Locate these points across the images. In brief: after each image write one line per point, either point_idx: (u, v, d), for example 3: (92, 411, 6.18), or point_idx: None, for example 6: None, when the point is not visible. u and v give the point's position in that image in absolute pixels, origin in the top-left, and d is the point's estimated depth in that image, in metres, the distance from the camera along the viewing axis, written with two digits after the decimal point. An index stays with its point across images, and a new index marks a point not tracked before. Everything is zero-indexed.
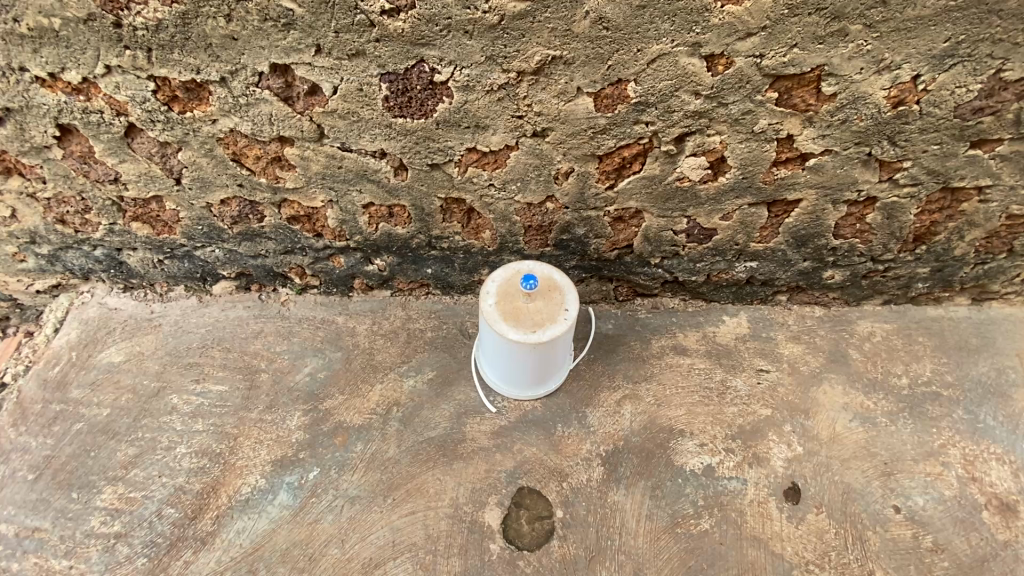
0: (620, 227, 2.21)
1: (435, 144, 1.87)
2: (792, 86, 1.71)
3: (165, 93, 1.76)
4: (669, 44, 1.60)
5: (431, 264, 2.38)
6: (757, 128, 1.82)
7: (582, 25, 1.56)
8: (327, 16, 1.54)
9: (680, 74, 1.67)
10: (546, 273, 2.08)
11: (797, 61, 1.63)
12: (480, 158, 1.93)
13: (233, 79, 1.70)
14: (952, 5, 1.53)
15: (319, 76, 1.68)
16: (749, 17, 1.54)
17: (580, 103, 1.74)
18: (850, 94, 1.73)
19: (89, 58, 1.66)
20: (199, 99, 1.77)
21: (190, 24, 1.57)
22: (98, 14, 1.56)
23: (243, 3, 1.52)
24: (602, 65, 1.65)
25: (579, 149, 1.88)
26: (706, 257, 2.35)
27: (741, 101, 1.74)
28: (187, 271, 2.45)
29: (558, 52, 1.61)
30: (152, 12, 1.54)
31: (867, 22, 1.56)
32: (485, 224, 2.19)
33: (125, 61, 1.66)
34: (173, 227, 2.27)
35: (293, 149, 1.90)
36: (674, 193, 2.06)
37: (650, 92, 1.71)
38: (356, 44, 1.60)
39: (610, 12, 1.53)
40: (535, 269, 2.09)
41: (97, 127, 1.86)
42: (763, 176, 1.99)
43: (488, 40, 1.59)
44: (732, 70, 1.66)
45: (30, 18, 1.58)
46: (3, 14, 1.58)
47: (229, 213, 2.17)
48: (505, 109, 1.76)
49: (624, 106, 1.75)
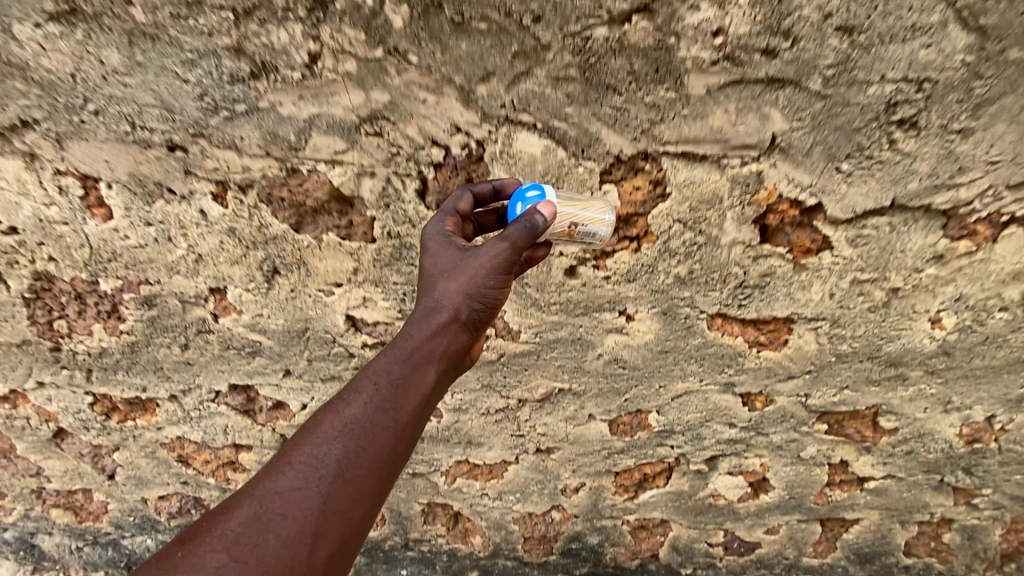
0: (642, 535, 1.74)
1: (419, 455, 1.52)
2: (843, 417, 1.39)
3: (103, 405, 1.42)
4: (698, 382, 1.29)
5: (405, 566, 1.84)
6: (804, 454, 1.48)
7: (595, 363, 1.25)
8: (299, 347, 1.23)
9: (712, 408, 1.35)
10: (587, 209, 0.90)
11: (849, 401, 1.32)
12: (471, 468, 1.57)
13: (184, 395, 1.37)
14: None
15: (286, 393, 1.33)
16: (791, 363, 1.24)
17: (592, 427, 1.41)
18: (914, 429, 1.40)
19: (18, 376, 1.33)
20: (143, 408, 1.44)
21: (138, 351, 1.27)
22: (34, 340, 1.25)
23: (202, 333, 1.23)
24: (617, 396, 1.32)
25: (591, 466, 1.51)
26: (750, 569, 1.79)
27: (784, 430, 1.41)
28: (110, 559, 1.85)
29: (566, 384, 1.30)
30: (97, 341, 1.25)
31: (929, 369, 1.26)
32: (474, 527, 1.74)
33: (60, 378, 1.34)
34: (100, 516, 1.77)
35: (250, 454, 1.52)
36: (706, 508, 1.63)
37: (676, 422, 1.39)
38: (332, 369, 1.26)
39: (627, 354, 1.22)
40: (567, 241, 0.91)
41: (22, 430, 1.50)
42: (814, 497, 1.58)
43: (485, 372, 1.29)
44: (772, 407, 1.34)
45: None
46: None
47: (166, 507, 1.70)
48: (504, 428, 1.43)
49: (645, 432, 1.42)
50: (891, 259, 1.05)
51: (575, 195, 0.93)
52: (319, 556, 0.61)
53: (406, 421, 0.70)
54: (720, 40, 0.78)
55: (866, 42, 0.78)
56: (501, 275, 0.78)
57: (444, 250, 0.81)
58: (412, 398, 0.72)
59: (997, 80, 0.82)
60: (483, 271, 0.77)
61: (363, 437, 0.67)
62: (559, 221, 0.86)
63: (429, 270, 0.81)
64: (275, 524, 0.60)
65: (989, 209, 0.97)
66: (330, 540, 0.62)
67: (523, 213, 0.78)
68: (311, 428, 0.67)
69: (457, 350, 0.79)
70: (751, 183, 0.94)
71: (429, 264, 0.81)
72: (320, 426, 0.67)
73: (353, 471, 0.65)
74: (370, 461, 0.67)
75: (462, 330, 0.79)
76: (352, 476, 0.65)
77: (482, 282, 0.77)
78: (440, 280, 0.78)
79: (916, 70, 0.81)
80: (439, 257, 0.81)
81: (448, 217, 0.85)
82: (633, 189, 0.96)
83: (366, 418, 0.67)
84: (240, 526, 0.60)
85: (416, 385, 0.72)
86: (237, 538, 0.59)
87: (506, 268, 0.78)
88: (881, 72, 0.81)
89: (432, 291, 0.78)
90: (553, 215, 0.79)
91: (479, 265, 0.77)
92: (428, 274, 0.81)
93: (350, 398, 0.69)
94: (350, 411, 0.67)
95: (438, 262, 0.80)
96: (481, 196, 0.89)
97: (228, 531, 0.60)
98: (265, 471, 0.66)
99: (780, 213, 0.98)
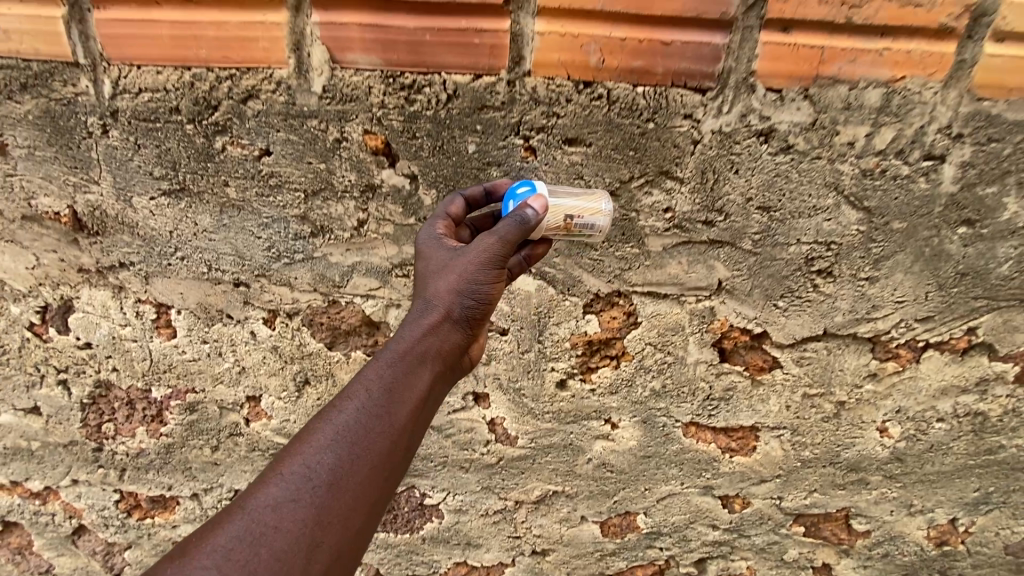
0: None
1: (420, 556, 1.54)
2: (819, 519, 1.46)
3: (128, 501, 1.48)
4: (678, 484, 1.40)
5: None
6: (788, 556, 1.52)
7: (584, 466, 1.37)
8: None
9: (694, 509, 1.45)
10: (582, 201, 0.94)
11: (820, 503, 1.42)
12: (468, 569, 1.59)
13: (204, 495, 1.44)
14: (971, 462, 1.34)
15: None
16: (761, 467, 1.37)
17: (584, 528, 1.48)
18: (885, 532, 1.46)
19: (57, 472, 1.43)
20: (163, 507, 1.49)
21: (173, 451, 1.38)
22: (81, 440, 1.38)
23: (233, 436, 1.35)
24: (606, 498, 1.43)
25: (584, 568, 1.54)
26: None
27: (765, 532, 1.48)
28: None
29: (559, 486, 1.41)
30: (137, 441, 1.38)
31: (886, 473, 1.37)
32: None
33: (95, 477, 1.43)
34: None
35: None
36: None
37: (663, 523, 1.46)
38: None
39: (614, 458, 1.36)
40: (566, 235, 0.96)
41: (44, 526, 1.52)
42: None
43: (485, 474, 1.40)
44: (750, 508, 1.44)
45: (10, 439, 1.39)
46: None
47: None
48: (502, 529, 1.49)
49: (635, 533, 1.48)
50: (833, 376, 1.23)
51: (571, 189, 0.97)
52: (314, 564, 0.64)
53: (398, 426, 0.75)
54: (669, 215, 1.04)
55: (781, 216, 1.03)
56: (487, 278, 0.85)
57: (435, 255, 0.88)
58: (403, 403, 0.77)
59: (890, 242, 1.05)
60: (469, 277, 0.84)
61: (355, 444, 0.71)
62: (553, 216, 0.91)
63: (422, 280, 0.88)
64: (270, 534, 0.64)
65: (905, 336, 1.17)
66: (325, 548, 0.66)
67: (514, 209, 0.87)
68: (308, 437, 0.71)
69: (446, 352, 0.85)
70: (706, 315, 1.15)
71: (421, 272, 0.88)
72: (318, 432, 0.71)
73: (346, 478, 0.69)
74: (362, 465, 0.71)
75: (451, 334, 0.85)
76: (346, 483, 0.69)
77: (469, 285, 0.84)
78: (431, 284, 0.85)
79: (823, 236, 1.05)
80: (431, 263, 0.88)
81: (439, 222, 0.93)
82: (611, 317, 1.17)
83: (363, 422, 0.72)
84: (234, 538, 0.63)
85: (407, 389, 0.77)
86: (234, 548, 0.62)
87: (492, 269, 0.85)
88: (796, 237, 1.05)
89: (425, 296, 0.85)
90: (544, 207, 0.89)
91: (469, 270, 0.84)
92: (421, 283, 0.87)
93: (345, 404, 0.74)
94: (345, 416, 0.72)
95: (431, 266, 0.88)
96: (472, 201, 0.97)
97: (223, 542, 0.63)
98: (264, 478, 0.69)
99: (734, 338, 1.18)
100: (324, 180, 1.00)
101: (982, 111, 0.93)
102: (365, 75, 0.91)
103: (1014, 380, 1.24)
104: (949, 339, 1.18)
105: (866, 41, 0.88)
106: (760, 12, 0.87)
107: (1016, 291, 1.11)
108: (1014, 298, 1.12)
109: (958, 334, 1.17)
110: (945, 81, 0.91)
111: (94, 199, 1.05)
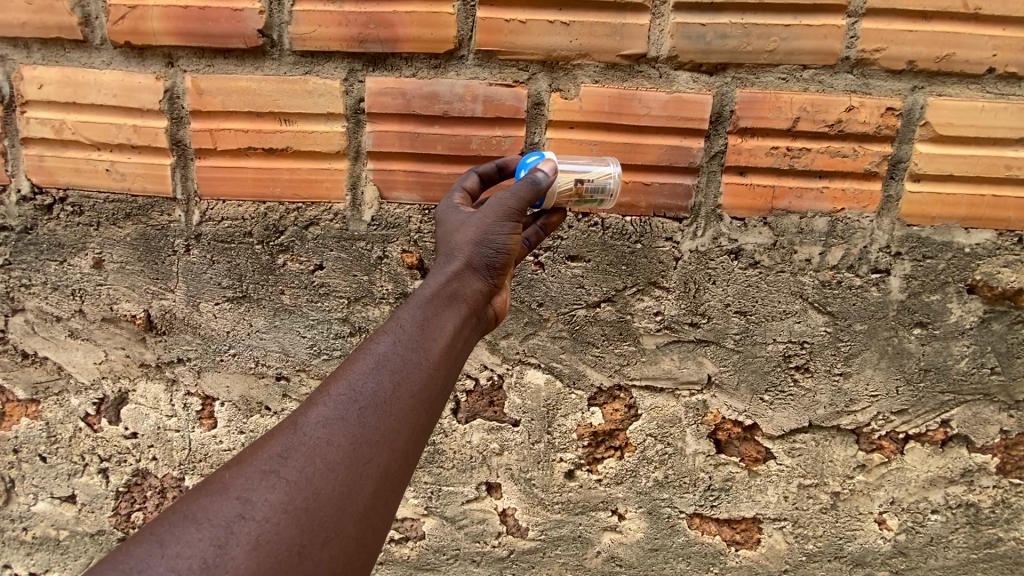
0: None
1: None
2: None
3: None
4: None
5: None
6: None
7: (594, 560, 1.39)
8: None
9: None
10: (591, 167, 1.01)
11: None
12: None
13: None
14: (974, 555, 1.33)
15: None
16: (768, 561, 1.37)
17: None
18: None
19: (79, 563, 1.46)
20: None
21: None
22: (108, 529, 1.43)
23: None
24: None
25: None
26: None
27: None
28: None
29: None
30: None
31: (893, 568, 1.35)
32: None
33: None
34: None
35: None
36: None
37: None
38: None
39: (622, 551, 1.38)
40: (579, 201, 1.03)
41: None
42: None
43: (496, 568, 1.42)
44: None
45: (40, 528, 1.44)
46: (14, 524, 1.45)
47: None
48: None
49: None
50: (825, 467, 1.30)
51: (581, 160, 1.04)
52: (364, 479, 0.69)
53: (432, 358, 0.79)
54: (659, 317, 1.20)
55: (756, 319, 1.19)
56: (506, 229, 0.89)
57: (452, 219, 0.94)
58: (437, 339, 0.81)
59: (855, 341, 1.20)
60: (487, 230, 0.89)
61: (393, 373, 0.75)
62: (565, 181, 0.98)
63: (445, 235, 0.93)
64: (324, 447, 0.69)
65: (886, 428, 1.26)
66: (374, 465, 0.70)
67: (527, 174, 0.94)
68: (348, 367, 0.76)
69: (475, 297, 0.89)
70: (700, 408, 1.27)
71: (443, 230, 0.94)
72: (358, 363, 0.76)
73: (388, 402, 0.73)
74: (402, 393, 0.74)
75: (477, 279, 0.89)
76: (389, 406, 0.73)
77: (487, 237, 0.89)
78: (453, 240, 0.90)
79: (797, 336, 1.20)
80: (452, 223, 0.93)
81: (456, 194, 0.99)
82: (613, 409, 1.29)
83: (399, 354, 0.77)
84: (293, 447, 0.69)
85: (439, 326, 0.82)
86: (291, 461, 0.68)
87: (509, 221, 0.89)
88: (773, 336, 1.20)
89: (450, 248, 0.90)
90: (554, 170, 0.96)
91: (489, 223, 0.89)
92: (445, 237, 0.93)
93: (381, 339, 0.79)
94: (383, 349, 0.77)
95: (451, 224, 0.93)
96: (487, 177, 1.03)
97: (280, 453, 0.68)
98: (311, 404, 0.73)
99: (727, 429, 1.29)
100: (366, 288, 1.19)
101: (913, 234, 1.12)
102: (405, 207, 1.14)
103: (998, 471, 1.27)
104: (926, 431, 1.26)
105: (807, 181, 1.11)
106: (720, 161, 1.11)
107: (978, 385, 1.22)
108: (979, 392, 1.22)
109: (934, 426, 1.25)
110: (878, 212, 1.12)
111: (168, 303, 1.24)
